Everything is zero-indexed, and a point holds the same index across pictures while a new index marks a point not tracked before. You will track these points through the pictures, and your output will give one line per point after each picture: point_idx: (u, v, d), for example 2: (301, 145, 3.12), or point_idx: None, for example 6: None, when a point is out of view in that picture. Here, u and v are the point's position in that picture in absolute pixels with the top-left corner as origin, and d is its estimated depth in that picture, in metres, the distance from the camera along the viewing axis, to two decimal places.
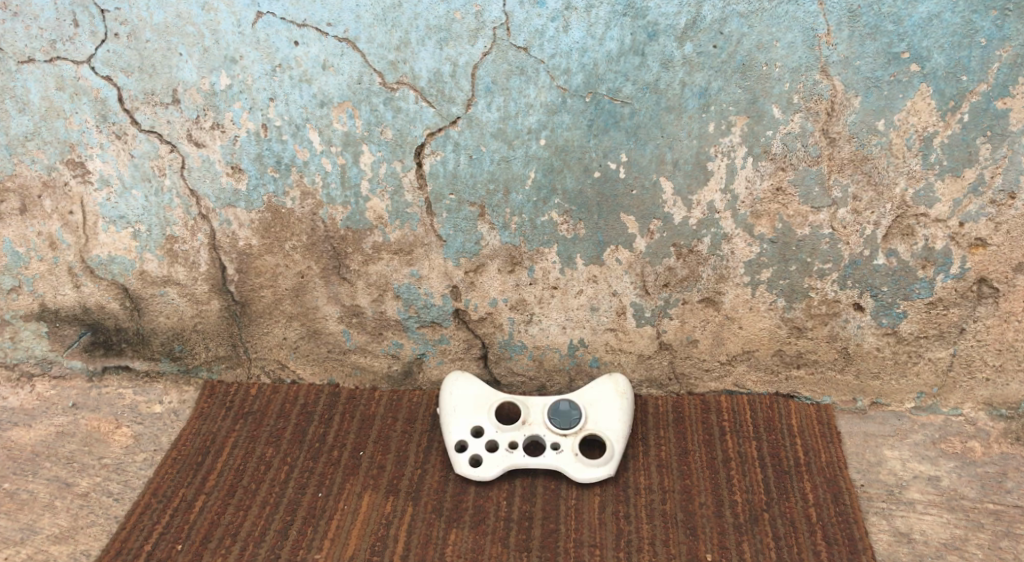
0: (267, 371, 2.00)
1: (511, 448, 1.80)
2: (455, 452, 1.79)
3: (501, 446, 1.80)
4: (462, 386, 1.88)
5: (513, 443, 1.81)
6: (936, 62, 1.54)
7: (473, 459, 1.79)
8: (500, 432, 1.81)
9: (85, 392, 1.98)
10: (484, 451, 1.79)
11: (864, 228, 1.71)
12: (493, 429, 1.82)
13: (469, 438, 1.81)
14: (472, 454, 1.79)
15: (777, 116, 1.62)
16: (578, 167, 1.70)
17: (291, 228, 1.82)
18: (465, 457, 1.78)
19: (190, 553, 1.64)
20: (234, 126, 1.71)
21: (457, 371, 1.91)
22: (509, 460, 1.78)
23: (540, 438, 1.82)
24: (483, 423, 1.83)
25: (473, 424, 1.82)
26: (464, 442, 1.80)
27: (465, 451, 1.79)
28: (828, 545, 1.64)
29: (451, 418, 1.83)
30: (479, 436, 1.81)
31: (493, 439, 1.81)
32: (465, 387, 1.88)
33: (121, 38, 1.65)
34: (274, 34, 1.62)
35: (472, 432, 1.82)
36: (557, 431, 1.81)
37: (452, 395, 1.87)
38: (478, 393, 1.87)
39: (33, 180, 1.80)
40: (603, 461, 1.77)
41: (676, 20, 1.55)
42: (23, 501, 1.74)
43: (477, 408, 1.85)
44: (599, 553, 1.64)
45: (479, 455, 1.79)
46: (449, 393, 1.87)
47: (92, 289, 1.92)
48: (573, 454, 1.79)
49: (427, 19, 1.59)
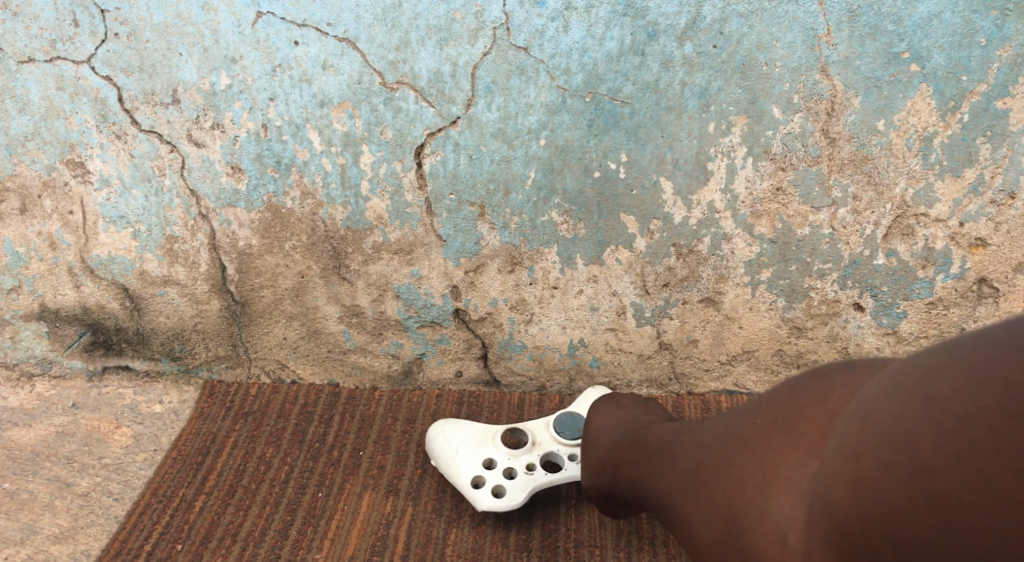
0: (267, 371, 2.00)
1: (529, 470, 1.72)
2: (474, 489, 1.67)
3: (519, 471, 1.72)
4: (453, 428, 1.79)
5: (529, 465, 1.73)
6: (936, 62, 1.54)
7: (495, 490, 1.68)
8: (512, 458, 1.74)
9: (86, 392, 1.98)
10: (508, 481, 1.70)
11: (864, 228, 1.71)
12: (505, 457, 1.74)
13: (484, 471, 1.70)
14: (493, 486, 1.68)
15: (778, 116, 1.62)
16: (578, 167, 1.69)
17: (291, 227, 1.82)
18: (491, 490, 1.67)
19: (190, 553, 1.64)
20: (234, 126, 1.71)
21: (438, 422, 1.82)
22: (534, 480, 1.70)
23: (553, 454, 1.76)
24: (492, 454, 1.74)
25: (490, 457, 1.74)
26: (480, 477, 1.69)
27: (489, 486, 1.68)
28: None
29: (458, 458, 1.73)
30: (493, 468, 1.72)
31: (509, 467, 1.72)
32: (457, 429, 1.79)
33: (121, 38, 1.65)
34: (274, 34, 1.62)
35: (485, 466, 1.72)
36: (569, 442, 1.77)
37: (447, 438, 1.77)
38: (474, 432, 1.79)
39: (33, 180, 1.80)
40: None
41: (676, 20, 1.55)
42: (23, 501, 1.74)
43: (479, 442, 1.76)
44: (599, 553, 1.63)
45: (500, 485, 1.69)
46: (444, 437, 1.77)
47: (92, 289, 1.92)
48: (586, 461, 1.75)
49: (427, 19, 1.59)
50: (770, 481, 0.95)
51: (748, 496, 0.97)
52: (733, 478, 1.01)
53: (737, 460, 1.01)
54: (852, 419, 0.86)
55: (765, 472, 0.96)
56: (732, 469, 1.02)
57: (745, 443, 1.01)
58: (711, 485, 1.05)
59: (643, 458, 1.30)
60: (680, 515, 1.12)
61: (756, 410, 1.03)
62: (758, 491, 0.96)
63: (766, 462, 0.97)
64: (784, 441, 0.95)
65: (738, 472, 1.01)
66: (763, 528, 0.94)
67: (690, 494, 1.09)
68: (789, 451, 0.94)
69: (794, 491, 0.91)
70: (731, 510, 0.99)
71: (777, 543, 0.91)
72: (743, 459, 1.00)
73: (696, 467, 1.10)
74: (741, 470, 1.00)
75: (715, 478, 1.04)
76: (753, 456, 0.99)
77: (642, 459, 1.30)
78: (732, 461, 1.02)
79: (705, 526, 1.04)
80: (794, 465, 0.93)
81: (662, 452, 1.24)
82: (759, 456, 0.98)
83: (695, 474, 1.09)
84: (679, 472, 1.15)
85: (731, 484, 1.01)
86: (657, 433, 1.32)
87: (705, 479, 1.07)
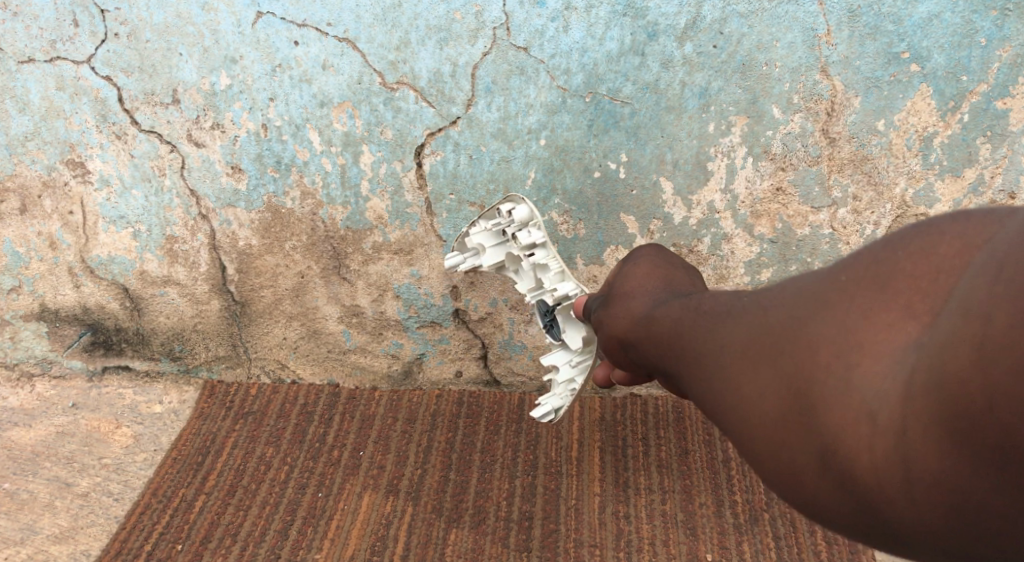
0: (267, 371, 2.00)
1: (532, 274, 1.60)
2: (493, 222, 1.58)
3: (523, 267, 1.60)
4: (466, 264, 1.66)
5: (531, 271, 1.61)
6: (936, 62, 1.53)
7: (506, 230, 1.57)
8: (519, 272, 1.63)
9: (86, 392, 1.98)
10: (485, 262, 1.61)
11: (864, 228, 1.71)
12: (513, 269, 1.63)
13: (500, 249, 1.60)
14: (478, 243, 1.59)
15: (778, 116, 1.62)
16: (579, 167, 1.69)
17: (291, 227, 1.82)
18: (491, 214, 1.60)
19: (190, 553, 1.63)
20: (234, 126, 1.71)
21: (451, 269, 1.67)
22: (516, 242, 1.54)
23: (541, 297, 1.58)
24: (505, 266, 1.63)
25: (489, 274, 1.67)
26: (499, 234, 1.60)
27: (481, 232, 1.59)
28: (828, 545, 1.65)
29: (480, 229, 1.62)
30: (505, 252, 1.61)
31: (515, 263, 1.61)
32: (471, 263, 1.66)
33: (121, 37, 1.65)
34: (274, 34, 1.62)
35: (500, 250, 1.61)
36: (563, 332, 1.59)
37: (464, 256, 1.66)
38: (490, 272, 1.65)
39: (33, 180, 1.81)
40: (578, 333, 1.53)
41: (676, 20, 1.55)
42: (23, 501, 1.74)
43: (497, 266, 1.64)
44: (599, 553, 1.63)
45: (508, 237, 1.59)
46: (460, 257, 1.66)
47: (92, 289, 1.92)
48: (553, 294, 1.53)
49: (426, 18, 1.59)
50: (854, 350, 0.75)
51: (822, 369, 0.76)
52: (802, 343, 0.79)
53: (804, 323, 0.80)
54: (985, 268, 0.67)
55: (848, 337, 0.76)
56: (794, 334, 0.80)
57: (817, 303, 0.80)
58: (753, 352, 0.83)
59: (654, 333, 1.05)
60: (705, 396, 0.89)
61: (829, 270, 0.83)
62: (838, 363, 0.75)
63: (851, 326, 0.76)
64: (874, 303, 0.76)
65: (805, 338, 0.79)
66: (842, 408, 0.74)
67: (730, 365, 0.86)
68: (880, 313, 0.75)
69: (892, 361, 0.72)
70: (787, 387, 0.79)
71: (861, 424, 0.72)
72: (817, 320, 0.79)
73: (742, 332, 0.86)
74: (806, 333, 0.79)
75: (772, 343, 0.82)
76: (832, 318, 0.78)
77: (651, 332, 1.06)
78: (798, 322, 0.80)
79: (749, 405, 0.83)
80: (891, 331, 0.73)
81: (681, 324, 0.99)
82: (840, 318, 0.77)
83: (733, 345, 0.86)
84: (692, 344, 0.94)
85: (796, 350, 0.79)
86: (671, 307, 1.06)
87: (746, 349, 0.84)
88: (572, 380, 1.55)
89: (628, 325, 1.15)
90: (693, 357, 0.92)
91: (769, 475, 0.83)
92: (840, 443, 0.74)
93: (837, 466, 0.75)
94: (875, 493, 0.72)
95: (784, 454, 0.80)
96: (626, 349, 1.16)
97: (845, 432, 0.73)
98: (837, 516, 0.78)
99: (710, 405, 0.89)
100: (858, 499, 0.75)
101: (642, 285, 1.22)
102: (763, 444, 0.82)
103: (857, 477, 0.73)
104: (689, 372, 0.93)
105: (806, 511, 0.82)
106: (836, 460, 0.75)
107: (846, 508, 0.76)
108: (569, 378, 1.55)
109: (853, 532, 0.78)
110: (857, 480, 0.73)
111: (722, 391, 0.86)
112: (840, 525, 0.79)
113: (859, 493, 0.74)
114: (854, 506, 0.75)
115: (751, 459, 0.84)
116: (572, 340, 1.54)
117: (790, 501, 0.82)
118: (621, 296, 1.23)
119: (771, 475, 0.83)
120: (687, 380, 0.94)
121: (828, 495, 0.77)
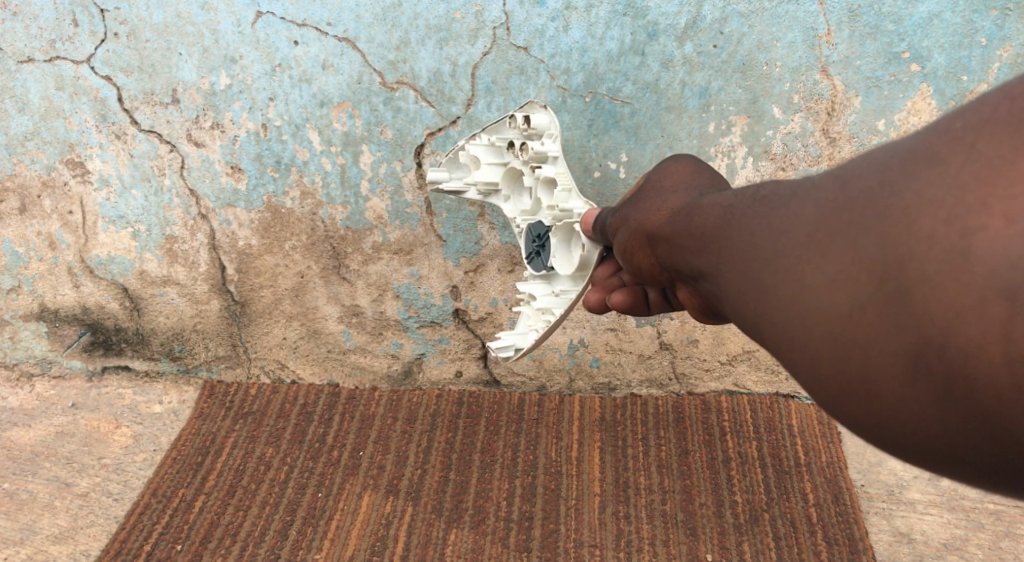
0: (267, 371, 1.99)
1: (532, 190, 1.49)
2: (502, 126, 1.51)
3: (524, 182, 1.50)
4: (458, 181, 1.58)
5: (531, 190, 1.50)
6: (936, 62, 1.53)
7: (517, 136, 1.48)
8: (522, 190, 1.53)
9: (86, 392, 1.97)
10: (476, 176, 1.54)
11: None
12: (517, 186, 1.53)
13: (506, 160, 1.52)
14: (476, 152, 1.53)
15: (777, 116, 1.62)
16: (579, 167, 1.69)
17: (291, 227, 1.82)
18: (500, 129, 1.53)
19: (190, 553, 1.63)
20: (233, 126, 1.71)
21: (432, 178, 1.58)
22: (525, 153, 1.45)
23: (534, 221, 1.47)
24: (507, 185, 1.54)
25: (473, 198, 1.60)
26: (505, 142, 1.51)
27: (480, 144, 1.53)
28: (828, 545, 1.64)
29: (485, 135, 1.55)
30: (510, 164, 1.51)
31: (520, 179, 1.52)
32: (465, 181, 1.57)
33: (121, 37, 1.66)
34: (274, 34, 1.63)
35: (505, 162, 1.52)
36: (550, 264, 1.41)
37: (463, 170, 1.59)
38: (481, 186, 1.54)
39: (33, 180, 1.81)
40: (569, 261, 1.38)
41: (676, 20, 1.56)
42: (23, 501, 1.73)
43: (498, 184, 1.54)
44: (598, 553, 1.63)
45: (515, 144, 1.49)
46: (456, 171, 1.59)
47: (91, 288, 1.91)
48: (552, 210, 1.39)
49: (427, 18, 1.60)
50: (976, 210, 0.61)
51: (923, 241, 0.63)
52: (899, 212, 0.66)
53: (903, 187, 0.67)
54: None
55: (966, 196, 0.62)
56: (891, 201, 0.67)
57: (921, 160, 0.67)
58: (832, 230, 0.70)
59: (693, 228, 0.92)
60: (754, 292, 0.76)
61: (939, 123, 0.70)
62: (952, 230, 0.62)
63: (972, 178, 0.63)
64: (1002, 149, 0.62)
65: (907, 202, 0.66)
66: (958, 286, 0.61)
67: (792, 253, 0.73)
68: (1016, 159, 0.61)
69: None
70: (876, 268, 0.66)
71: (990, 305, 0.59)
72: (919, 181, 0.66)
73: (811, 212, 0.73)
74: (906, 199, 0.66)
75: (854, 217, 0.69)
76: (943, 175, 0.65)
77: (690, 227, 0.92)
78: (892, 189, 0.68)
79: (816, 296, 0.70)
80: None
81: (730, 213, 0.85)
82: (953, 173, 0.64)
83: (802, 226, 0.73)
84: (746, 230, 0.80)
85: (890, 222, 0.66)
86: (716, 198, 0.93)
87: (819, 227, 0.72)
88: (550, 311, 1.39)
89: (664, 218, 1.02)
90: (744, 245, 0.79)
91: (833, 384, 0.71)
92: (953, 333, 0.62)
93: (942, 364, 0.63)
94: (1001, 399, 0.60)
95: (860, 353, 0.68)
96: (654, 246, 1.04)
97: (960, 319, 0.61)
98: (920, 432, 0.67)
99: (759, 303, 0.76)
100: (965, 408, 0.63)
101: (682, 183, 1.10)
102: (828, 347, 0.70)
103: (976, 378, 0.61)
104: (733, 265, 0.80)
105: (874, 432, 0.71)
106: (944, 351, 0.62)
107: (934, 417, 0.65)
108: (548, 309, 1.39)
109: (937, 455, 0.67)
110: (971, 378, 0.61)
111: (781, 282, 0.73)
112: (919, 446, 0.68)
113: (968, 398, 0.62)
114: (955, 418, 0.64)
115: (807, 359, 0.72)
116: (560, 267, 1.38)
117: (855, 417, 0.71)
118: (654, 192, 1.12)
119: (833, 381, 0.71)
120: (732, 272, 0.80)
121: (915, 403, 0.66)
